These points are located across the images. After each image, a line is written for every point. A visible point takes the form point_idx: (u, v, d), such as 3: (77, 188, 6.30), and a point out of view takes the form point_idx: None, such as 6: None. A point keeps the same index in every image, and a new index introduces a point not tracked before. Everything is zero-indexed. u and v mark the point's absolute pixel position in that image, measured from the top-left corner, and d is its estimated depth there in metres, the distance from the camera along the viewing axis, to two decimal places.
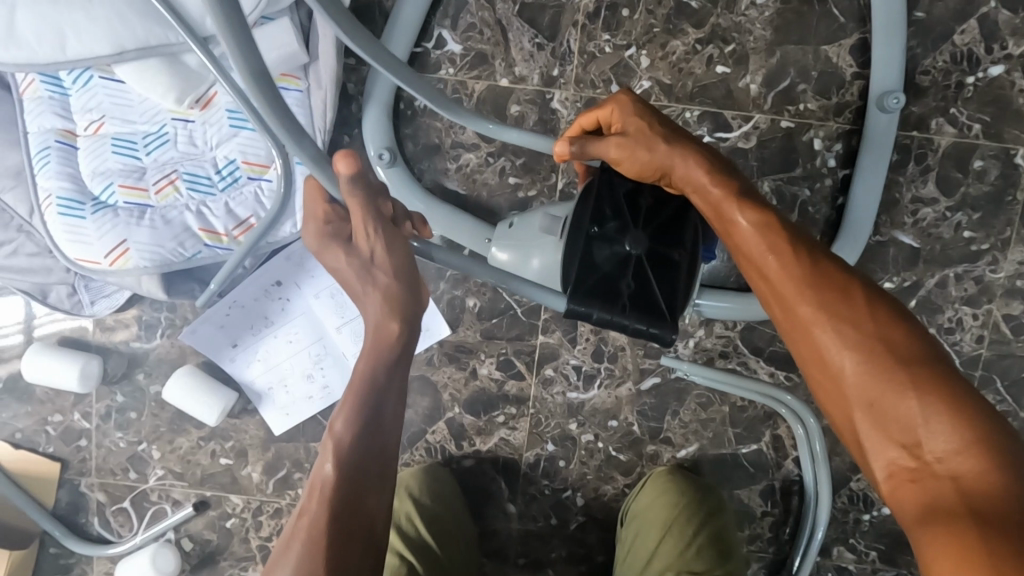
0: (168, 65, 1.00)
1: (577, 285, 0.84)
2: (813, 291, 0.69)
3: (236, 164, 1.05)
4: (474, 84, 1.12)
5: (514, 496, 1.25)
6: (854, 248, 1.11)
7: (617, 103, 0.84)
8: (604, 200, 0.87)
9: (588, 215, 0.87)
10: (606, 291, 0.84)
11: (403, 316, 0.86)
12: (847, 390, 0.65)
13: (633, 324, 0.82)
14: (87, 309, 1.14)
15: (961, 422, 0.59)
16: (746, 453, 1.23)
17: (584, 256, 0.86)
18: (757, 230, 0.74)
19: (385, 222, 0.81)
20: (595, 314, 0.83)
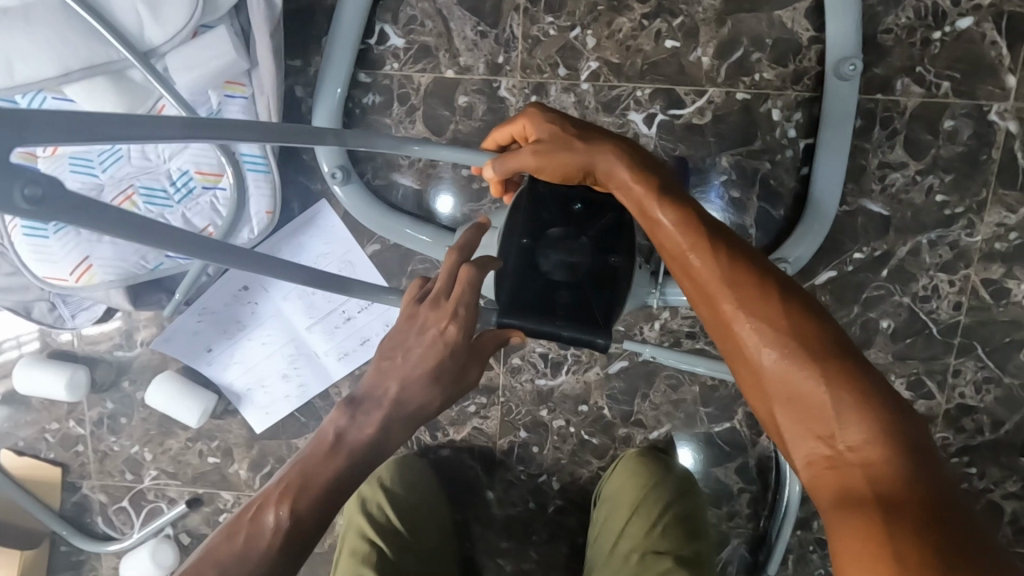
0: (114, 82, 1.01)
1: (511, 297, 0.81)
2: (733, 285, 0.67)
3: (190, 175, 1.07)
4: (420, 78, 1.11)
5: (492, 482, 1.27)
6: (821, 226, 1.08)
7: (532, 112, 0.84)
8: (539, 209, 0.84)
9: (524, 224, 0.84)
10: (541, 301, 0.81)
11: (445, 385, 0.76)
12: (767, 382, 0.63)
13: (569, 334, 0.79)
14: (68, 322, 1.19)
15: (872, 413, 0.57)
16: (719, 432, 1.23)
17: (519, 267, 0.83)
18: (679, 225, 0.73)
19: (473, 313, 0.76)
20: (530, 324, 0.80)
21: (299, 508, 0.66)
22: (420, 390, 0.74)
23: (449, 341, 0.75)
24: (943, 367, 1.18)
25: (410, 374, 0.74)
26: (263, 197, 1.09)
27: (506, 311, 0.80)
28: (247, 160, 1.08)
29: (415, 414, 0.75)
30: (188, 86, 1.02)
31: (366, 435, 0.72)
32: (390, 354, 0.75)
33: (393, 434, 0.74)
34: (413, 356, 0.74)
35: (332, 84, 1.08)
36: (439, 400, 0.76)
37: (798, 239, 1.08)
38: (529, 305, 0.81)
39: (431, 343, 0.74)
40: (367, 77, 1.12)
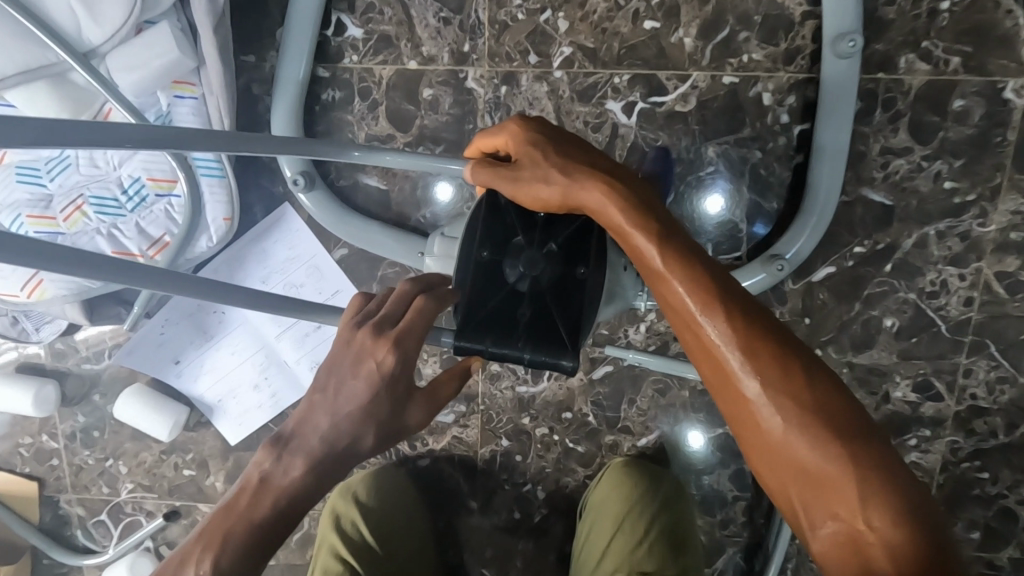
0: (55, 86, 0.95)
1: (468, 317, 0.74)
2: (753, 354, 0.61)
3: (142, 182, 1.03)
4: (381, 71, 1.04)
5: (474, 492, 1.22)
6: (820, 220, 0.99)
7: (516, 130, 0.75)
8: (499, 217, 0.77)
9: (484, 235, 0.77)
10: (502, 319, 0.74)
11: (376, 423, 0.72)
12: (786, 459, 0.59)
13: (531, 357, 0.72)
14: (32, 336, 1.15)
15: (892, 496, 0.56)
16: (712, 438, 1.16)
17: (478, 281, 0.76)
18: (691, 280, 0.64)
19: (410, 352, 0.69)
20: (489, 347, 0.73)
21: (222, 558, 0.66)
22: (351, 428, 0.71)
23: (384, 377, 0.70)
24: (953, 366, 1.09)
25: (341, 412, 0.71)
26: (219, 202, 1.04)
27: (463, 333, 0.73)
28: (201, 165, 1.02)
29: (346, 454, 0.72)
30: (131, 87, 0.96)
31: (290, 480, 0.70)
32: (322, 391, 0.71)
33: (320, 477, 0.71)
34: (345, 393, 0.71)
35: (289, 80, 1.01)
36: (370, 439, 0.72)
37: (794, 234, 1.00)
38: (488, 325, 0.74)
39: (364, 379, 0.70)
40: (325, 72, 1.05)
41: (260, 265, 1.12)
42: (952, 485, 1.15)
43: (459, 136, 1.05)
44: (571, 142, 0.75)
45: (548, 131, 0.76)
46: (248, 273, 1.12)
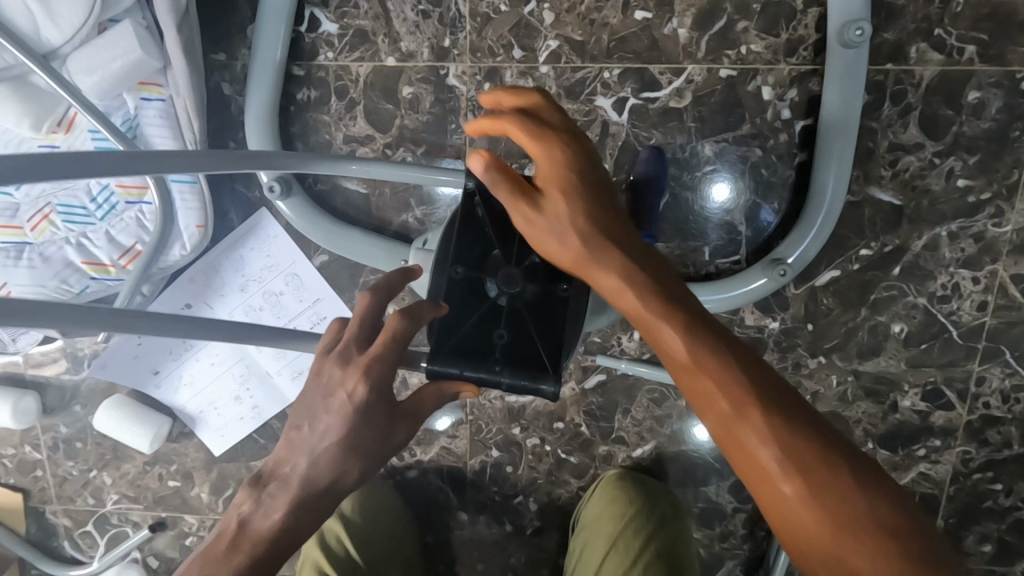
0: (15, 89, 0.92)
1: (442, 340, 0.70)
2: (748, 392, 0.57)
3: (111, 189, 0.99)
4: (358, 68, 0.98)
5: (464, 504, 1.18)
6: (827, 222, 0.93)
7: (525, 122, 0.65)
8: (475, 229, 0.72)
9: (459, 250, 0.72)
10: (479, 342, 0.70)
11: (360, 459, 0.67)
12: (806, 533, 0.52)
13: (510, 382, 0.68)
14: (9, 346, 1.12)
15: (895, 542, 0.50)
16: (710, 449, 1.11)
17: (454, 300, 0.71)
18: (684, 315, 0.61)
19: (387, 376, 0.66)
20: (465, 372, 0.69)
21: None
22: (329, 463, 0.66)
23: (357, 407, 0.65)
24: (965, 374, 1.04)
25: (317, 447, 0.66)
26: (191, 209, 0.99)
27: (436, 357, 0.69)
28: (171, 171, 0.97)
29: (330, 491, 0.67)
30: (94, 91, 0.91)
31: (269, 522, 0.65)
32: (299, 425, 0.68)
33: (301, 517, 0.66)
34: (320, 426, 0.66)
35: (263, 78, 0.95)
36: (354, 473, 0.66)
37: (798, 237, 0.94)
38: (464, 349, 0.70)
39: (337, 410, 0.66)
40: (300, 70, 0.99)
41: (236, 273, 1.08)
42: (963, 497, 1.10)
43: (442, 136, 1.00)
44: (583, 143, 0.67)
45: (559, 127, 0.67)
46: (225, 283, 1.08)
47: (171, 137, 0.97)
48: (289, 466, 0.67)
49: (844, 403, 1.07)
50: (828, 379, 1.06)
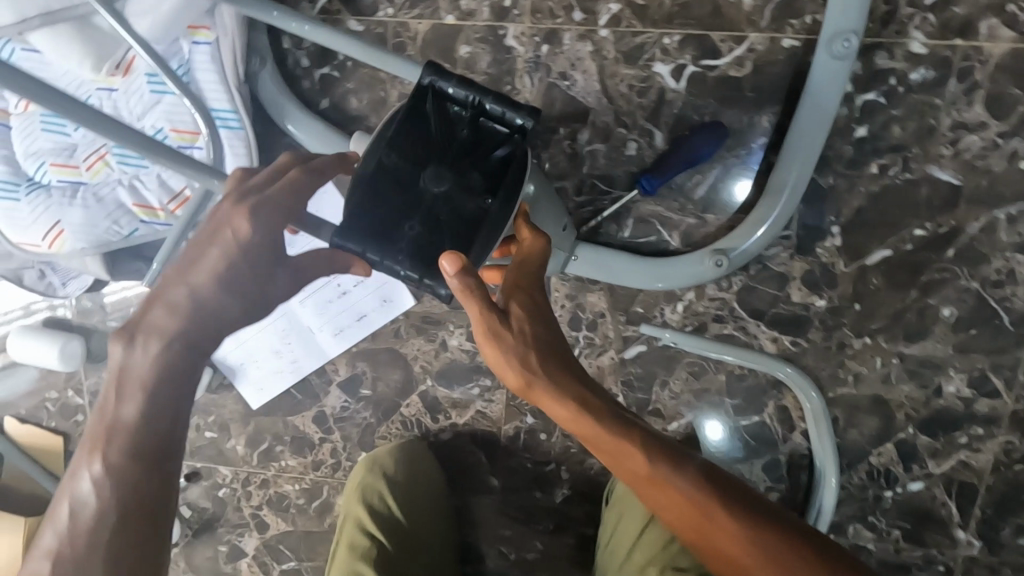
0: (80, 30, 0.94)
1: (353, 221, 0.72)
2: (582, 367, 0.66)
3: (164, 133, 1.00)
4: (417, 25, 0.99)
5: (495, 468, 1.19)
6: (776, 222, 0.95)
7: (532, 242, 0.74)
8: (418, 125, 0.75)
9: (399, 140, 0.74)
10: (386, 228, 0.73)
11: (242, 293, 0.65)
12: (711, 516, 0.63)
13: (407, 273, 0.72)
14: (59, 290, 1.14)
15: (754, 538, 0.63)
16: (747, 426, 1.11)
17: (375, 185, 0.73)
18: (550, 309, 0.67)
19: (275, 209, 0.65)
20: (369, 255, 0.72)
21: (110, 460, 0.59)
22: (214, 295, 0.63)
23: (243, 245, 0.64)
24: (1013, 361, 1.02)
25: (197, 284, 0.63)
26: (240, 156, 1.01)
27: (345, 231, 0.71)
28: (222, 116, 0.99)
29: (219, 326, 0.65)
30: (151, 33, 0.93)
31: (151, 360, 0.61)
32: (177, 268, 0.64)
33: (197, 349, 0.63)
34: (201, 264, 0.64)
35: (289, 18, 0.92)
36: (236, 305, 0.65)
37: (744, 234, 0.97)
38: (371, 234, 0.72)
39: (220, 245, 0.64)
40: (359, 25, 0.99)
41: None
42: (1002, 487, 1.08)
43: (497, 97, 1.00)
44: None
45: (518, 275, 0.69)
46: None
47: (218, 82, 0.97)
48: (165, 302, 0.63)
49: (886, 385, 1.06)
50: (872, 360, 1.05)
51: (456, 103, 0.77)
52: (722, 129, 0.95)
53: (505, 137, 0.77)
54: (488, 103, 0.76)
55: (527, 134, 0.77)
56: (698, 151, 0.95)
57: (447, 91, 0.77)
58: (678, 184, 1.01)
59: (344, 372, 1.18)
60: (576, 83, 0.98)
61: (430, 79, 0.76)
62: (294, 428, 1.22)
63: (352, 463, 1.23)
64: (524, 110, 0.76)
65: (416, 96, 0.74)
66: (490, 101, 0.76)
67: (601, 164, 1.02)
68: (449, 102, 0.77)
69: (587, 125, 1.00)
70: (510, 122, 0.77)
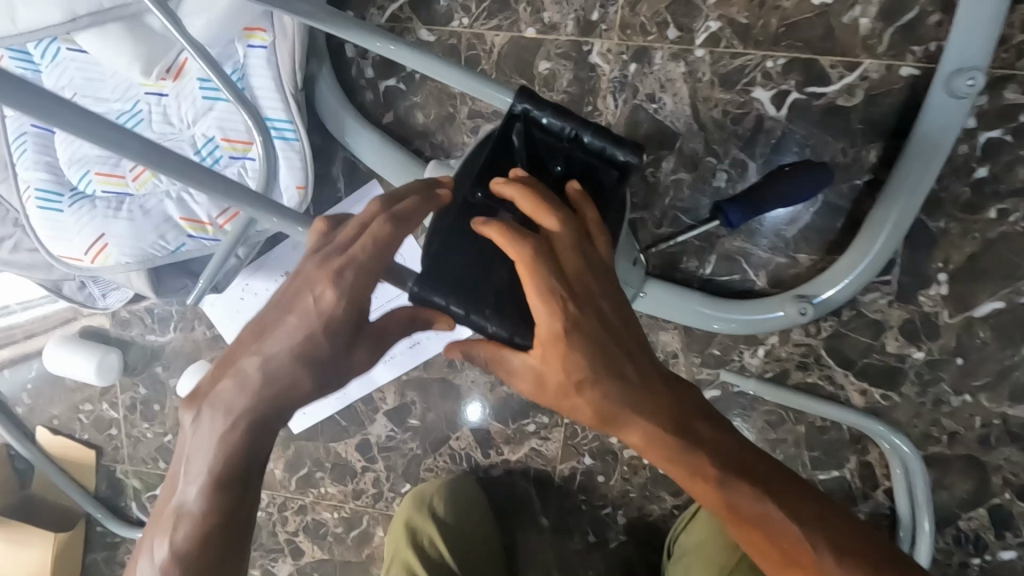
0: (130, 28, 0.86)
1: (431, 268, 0.58)
2: (652, 384, 0.55)
3: (215, 142, 0.92)
4: (494, 37, 0.91)
5: (547, 508, 1.12)
6: (869, 267, 0.87)
7: (524, 244, 0.52)
8: (504, 158, 0.65)
9: (483, 177, 0.63)
10: (472, 277, 0.58)
11: (320, 369, 0.54)
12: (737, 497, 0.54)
13: (496, 330, 0.56)
14: (99, 302, 1.07)
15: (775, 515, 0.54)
16: (824, 481, 1.02)
17: (456, 227, 0.60)
18: (586, 334, 0.53)
19: (363, 278, 0.54)
20: (449, 307, 0.57)
21: (176, 544, 0.53)
22: (285, 369, 0.53)
23: (324, 314, 0.53)
24: None
25: (268, 354, 0.54)
26: (294, 169, 0.91)
27: (422, 281, 0.57)
28: (276, 126, 0.90)
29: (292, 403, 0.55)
30: (206, 34, 0.85)
31: (216, 442, 0.53)
32: (249, 332, 0.55)
33: (266, 429, 0.54)
34: (273, 330, 0.54)
35: (374, 36, 0.76)
36: (310, 385, 0.54)
37: (830, 279, 0.89)
38: (450, 285, 0.58)
39: (296, 311, 0.54)
40: (430, 35, 0.93)
41: None
42: None
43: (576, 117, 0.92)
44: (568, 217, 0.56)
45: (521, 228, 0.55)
46: None
47: (274, 89, 0.88)
48: (233, 372, 0.54)
49: (985, 448, 0.97)
50: (971, 419, 0.96)
51: (549, 134, 0.67)
52: (825, 175, 0.84)
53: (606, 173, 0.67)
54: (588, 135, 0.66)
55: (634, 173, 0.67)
56: (790, 193, 0.84)
57: (541, 119, 0.66)
58: (767, 220, 0.92)
59: (392, 401, 1.12)
60: (665, 106, 0.90)
61: (523, 106, 0.66)
62: (336, 455, 1.16)
63: (395, 494, 1.16)
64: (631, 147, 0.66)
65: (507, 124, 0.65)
66: (590, 134, 0.66)
67: (685, 195, 0.92)
68: (540, 132, 0.66)
69: (673, 152, 0.91)
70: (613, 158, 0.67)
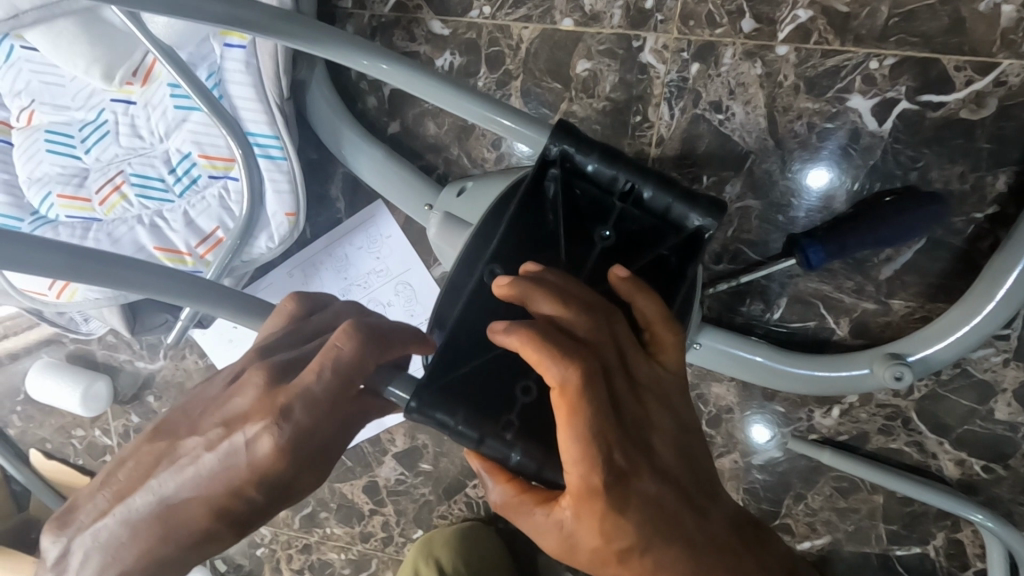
0: (85, 26, 0.72)
1: (435, 373, 0.50)
2: (720, 540, 0.46)
3: (192, 159, 0.79)
4: (521, 30, 0.75)
5: (575, 565, 0.98)
6: (986, 322, 0.68)
7: (569, 371, 0.43)
8: (537, 216, 0.56)
9: (509, 242, 0.55)
10: (493, 388, 0.51)
11: (237, 507, 0.45)
12: None
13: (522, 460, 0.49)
14: (82, 328, 0.96)
15: None
16: (902, 557, 0.86)
17: (474, 308, 0.53)
18: (637, 485, 0.44)
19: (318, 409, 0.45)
20: (457, 427, 0.49)
21: None
22: (193, 510, 0.45)
23: (250, 464, 0.44)
24: None
25: (169, 495, 0.45)
26: (284, 192, 0.77)
27: (421, 395, 0.49)
28: (258, 142, 0.76)
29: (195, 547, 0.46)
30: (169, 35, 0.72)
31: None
32: (158, 457, 0.46)
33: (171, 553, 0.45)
34: (184, 467, 0.45)
35: (360, 52, 0.61)
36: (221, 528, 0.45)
37: (931, 335, 0.71)
38: (458, 393, 0.50)
39: (216, 454, 0.45)
40: (444, 28, 0.76)
41: (339, 275, 0.86)
42: None
43: (622, 128, 0.75)
44: (617, 326, 0.48)
45: (561, 343, 0.44)
46: (324, 283, 0.86)
47: (255, 98, 0.73)
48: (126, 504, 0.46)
49: None
50: None
51: (596, 186, 0.57)
52: (934, 209, 0.66)
53: (665, 240, 0.56)
54: (647, 191, 0.56)
55: (705, 241, 0.56)
56: (890, 230, 0.66)
57: (583, 168, 0.56)
58: (854, 258, 0.75)
59: (401, 444, 1.00)
60: (734, 117, 0.72)
61: (561, 147, 0.56)
62: (342, 496, 1.05)
63: (405, 540, 1.05)
64: (699, 207, 0.55)
65: (539, 174, 0.56)
66: (650, 190, 0.56)
67: (753, 227, 0.75)
68: (584, 182, 0.57)
69: (741, 174, 0.73)
70: (679, 221, 0.56)
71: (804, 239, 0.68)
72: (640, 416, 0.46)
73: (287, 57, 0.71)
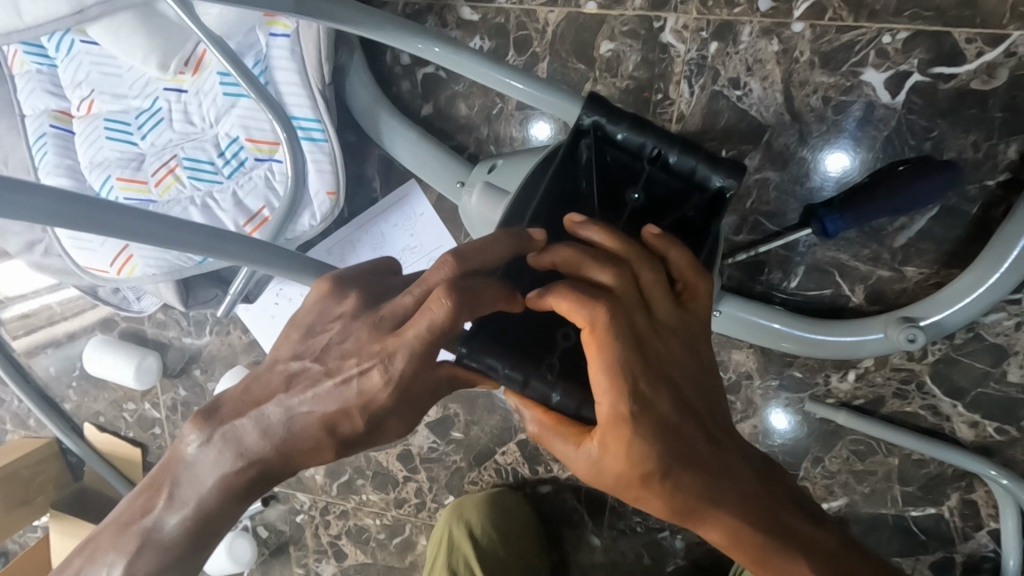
0: (142, 19, 0.78)
1: (483, 322, 0.55)
2: (733, 467, 0.51)
3: (240, 143, 0.85)
4: (548, 14, 0.79)
5: (599, 528, 1.02)
6: (1001, 285, 0.71)
7: (587, 308, 0.48)
8: (571, 181, 0.60)
9: (547, 203, 0.59)
10: (534, 336, 0.56)
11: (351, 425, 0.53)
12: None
13: (560, 401, 0.54)
14: (134, 306, 1.01)
15: None
16: (917, 517, 0.89)
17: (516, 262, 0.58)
18: (658, 415, 0.49)
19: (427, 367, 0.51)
20: (502, 370, 0.54)
21: (180, 503, 0.55)
22: (312, 426, 0.53)
23: (363, 393, 0.51)
24: None
25: (293, 409, 0.53)
26: (326, 172, 0.83)
27: (471, 340, 0.54)
28: (302, 125, 0.81)
29: (296, 457, 0.55)
30: (222, 25, 0.77)
31: (215, 478, 0.54)
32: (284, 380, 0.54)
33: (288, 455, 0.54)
34: (309, 390, 0.53)
35: (411, 36, 0.68)
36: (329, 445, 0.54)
37: (945, 300, 0.74)
38: (503, 339, 0.55)
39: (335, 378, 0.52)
40: (474, 14, 0.80)
41: (375, 252, 0.91)
42: None
43: (644, 107, 0.79)
44: (647, 272, 0.51)
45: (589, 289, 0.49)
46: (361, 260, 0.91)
47: (299, 84, 0.79)
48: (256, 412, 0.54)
49: None
50: None
51: (626, 153, 0.62)
52: (952, 176, 0.68)
53: (690, 201, 0.60)
54: (672, 156, 0.60)
55: (727, 201, 0.60)
56: (906, 200, 0.69)
57: (615, 136, 0.61)
58: (870, 227, 0.78)
59: (433, 413, 1.06)
60: (752, 93, 0.75)
61: (594, 118, 0.61)
62: (377, 464, 1.10)
63: (438, 505, 1.10)
64: (722, 169, 0.59)
65: (572, 142, 0.61)
66: (676, 155, 0.60)
67: (771, 198, 0.78)
68: (615, 151, 0.61)
69: (759, 147, 0.77)
70: (703, 182, 0.60)
71: (822, 211, 0.71)
72: (665, 354, 0.50)
73: (329, 43, 0.76)
